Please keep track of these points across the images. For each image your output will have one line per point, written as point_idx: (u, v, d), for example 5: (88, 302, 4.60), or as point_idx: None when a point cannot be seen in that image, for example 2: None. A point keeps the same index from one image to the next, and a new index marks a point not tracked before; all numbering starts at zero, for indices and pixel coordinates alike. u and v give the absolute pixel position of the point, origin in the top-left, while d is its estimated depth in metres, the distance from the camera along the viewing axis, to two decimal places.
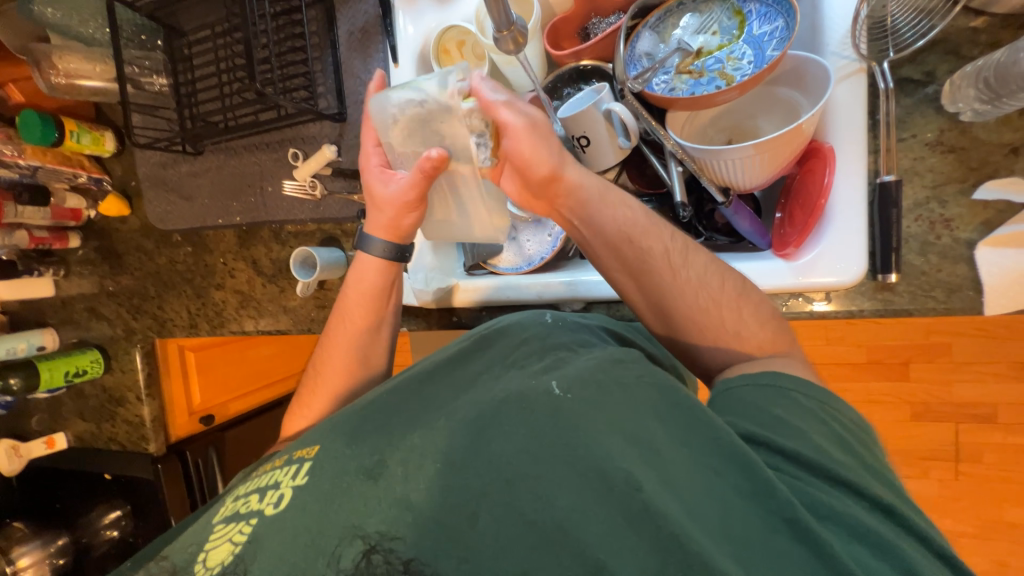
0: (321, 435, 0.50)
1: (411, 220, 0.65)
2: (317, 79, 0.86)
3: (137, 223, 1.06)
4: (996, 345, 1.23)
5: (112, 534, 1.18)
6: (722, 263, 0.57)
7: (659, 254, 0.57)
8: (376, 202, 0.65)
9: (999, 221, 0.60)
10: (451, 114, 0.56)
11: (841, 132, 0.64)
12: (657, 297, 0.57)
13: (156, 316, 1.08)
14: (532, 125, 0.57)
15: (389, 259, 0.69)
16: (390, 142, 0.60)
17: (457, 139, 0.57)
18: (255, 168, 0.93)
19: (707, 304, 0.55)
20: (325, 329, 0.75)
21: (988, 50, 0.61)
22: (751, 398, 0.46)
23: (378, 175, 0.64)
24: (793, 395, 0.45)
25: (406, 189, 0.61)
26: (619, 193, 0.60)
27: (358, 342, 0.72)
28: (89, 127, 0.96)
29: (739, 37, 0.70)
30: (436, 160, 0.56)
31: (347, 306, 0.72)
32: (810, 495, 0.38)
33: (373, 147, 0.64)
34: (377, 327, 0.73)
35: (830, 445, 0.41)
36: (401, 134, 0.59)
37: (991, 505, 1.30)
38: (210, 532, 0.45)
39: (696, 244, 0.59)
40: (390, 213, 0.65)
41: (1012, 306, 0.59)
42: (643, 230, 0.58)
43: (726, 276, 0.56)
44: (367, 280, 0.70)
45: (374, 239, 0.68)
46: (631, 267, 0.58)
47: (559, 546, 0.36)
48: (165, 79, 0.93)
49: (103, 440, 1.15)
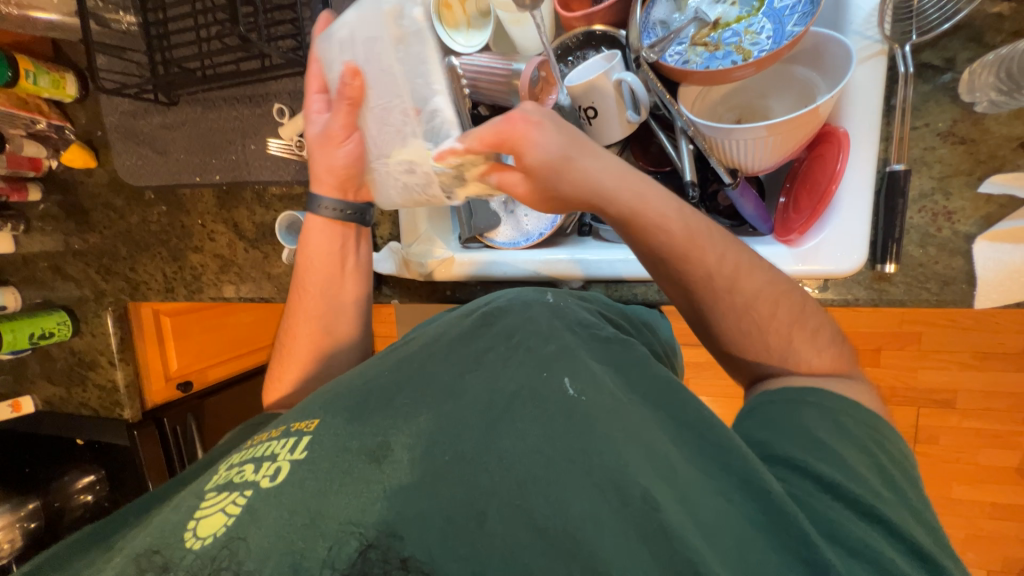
0: (320, 408, 0.47)
1: (340, 159, 0.62)
2: (306, 27, 0.79)
3: (105, 177, 0.98)
4: (963, 335, 1.28)
5: (86, 499, 1.16)
6: (778, 285, 0.52)
7: (700, 277, 0.52)
8: (315, 146, 0.62)
9: (1000, 216, 0.61)
10: (374, 32, 0.49)
11: (857, 116, 0.62)
12: (697, 306, 0.54)
13: (128, 278, 1.02)
14: (553, 161, 0.51)
15: (334, 218, 0.68)
16: (331, 74, 0.55)
17: (375, 66, 0.51)
18: (236, 123, 0.86)
19: (750, 328, 0.52)
20: (289, 302, 0.72)
21: (1011, 38, 0.59)
22: (784, 410, 0.47)
23: (316, 120, 0.62)
24: (834, 416, 0.46)
25: (334, 122, 0.58)
26: (664, 201, 0.52)
27: (324, 315, 0.70)
28: (48, 67, 0.87)
29: (759, 10, 0.67)
30: (347, 75, 0.52)
31: (305, 273, 0.71)
32: (839, 527, 0.39)
33: (313, 94, 0.62)
34: (341, 296, 0.71)
35: (869, 475, 0.42)
36: (337, 54, 0.53)
37: (941, 483, 1.39)
38: (202, 500, 0.42)
39: (756, 266, 0.52)
40: (322, 156, 0.63)
41: (1000, 301, 0.61)
42: (681, 254, 0.52)
43: (781, 300, 0.51)
44: (318, 243, 0.69)
45: (322, 198, 0.67)
46: (672, 277, 0.54)
47: (571, 554, 0.35)
48: (133, 17, 0.85)
49: (73, 405, 1.10)
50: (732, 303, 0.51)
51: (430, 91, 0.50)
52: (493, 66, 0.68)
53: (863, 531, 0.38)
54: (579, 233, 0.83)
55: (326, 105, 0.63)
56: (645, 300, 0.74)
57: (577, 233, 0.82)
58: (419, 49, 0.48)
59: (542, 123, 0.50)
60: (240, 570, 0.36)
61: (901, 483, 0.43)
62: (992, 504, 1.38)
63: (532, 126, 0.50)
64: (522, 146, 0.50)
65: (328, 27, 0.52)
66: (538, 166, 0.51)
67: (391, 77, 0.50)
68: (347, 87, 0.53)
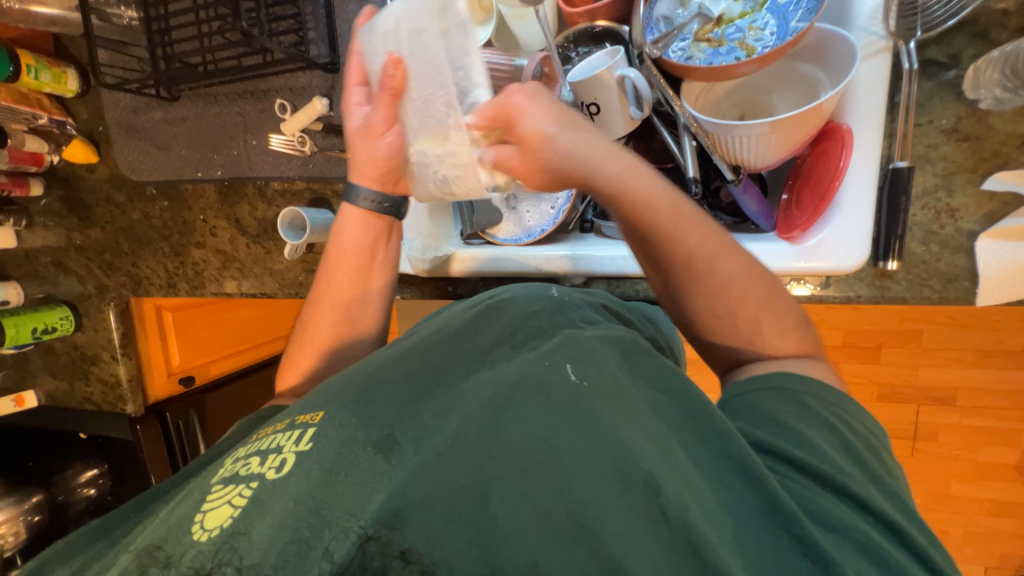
0: (325, 401, 0.47)
1: (382, 151, 0.62)
2: (308, 22, 0.80)
3: (106, 173, 0.98)
4: (964, 333, 1.28)
5: (90, 492, 1.17)
6: (753, 271, 0.52)
7: (681, 259, 0.52)
8: (355, 139, 0.63)
9: (1003, 213, 0.61)
10: (421, 22, 0.48)
11: (860, 113, 0.62)
12: (676, 291, 0.54)
13: (130, 273, 1.02)
14: (541, 132, 0.52)
15: (371, 210, 0.68)
16: (372, 66, 0.56)
17: (417, 56, 0.50)
18: (238, 119, 0.86)
19: (723, 313, 0.52)
20: (313, 290, 0.72)
21: (1016, 35, 0.59)
22: (769, 397, 0.46)
23: (357, 112, 0.64)
24: (817, 404, 0.46)
25: (376, 115, 0.58)
26: (645, 180, 0.52)
27: (348, 306, 0.70)
28: (49, 62, 0.87)
29: (763, 5, 0.66)
30: (391, 65, 0.51)
31: (333, 262, 0.71)
32: (817, 505, 0.39)
33: (354, 86, 0.64)
34: (367, 288, 0.71)
35: (848, 461, 0.42)
36: (382, 40, 0.53)
37: (939, 481, 1.40)
38: (208, 493, 0.43)
39: (729, 245, 0.52)
40: (364, 148, 0.63)
41: (1002, 298, 0.61)
42: (667, 233, 0.52)
43: (753, 285, 0.51)
44: (353, 235, 0.69)
45: (360, 190, 0.67)
46: (653, 258, 0.54)
47: (574, 540, 0.35)
48: (135, 12, 0.85)
49: (76, 400, 1.11)
50: (735, 296, 0.52)
51: (471, 83, 0.49)
52: (496, 61, 0.69)
53: (842, 510, 0.39)
54: (581, 229, 0.83)
55: (366, 97, 0.64)
56: (647, 297, 0.74)
57: (580, 230, 0.82)
58: (461, 41, 0.47)
59: (530, 97, 0.52)
60: (242, 564, 0.36)
61: (876, 468, 0.43)
62: (991, 502, 1.38)
63: (526, 98, 0.51)
64: (515, 117, 0.51)
65: (373, 21, 0.54)
66: (529, 138, 0.52)
67: (434, 66, 0.48)
68: (389, 77, 0.52)
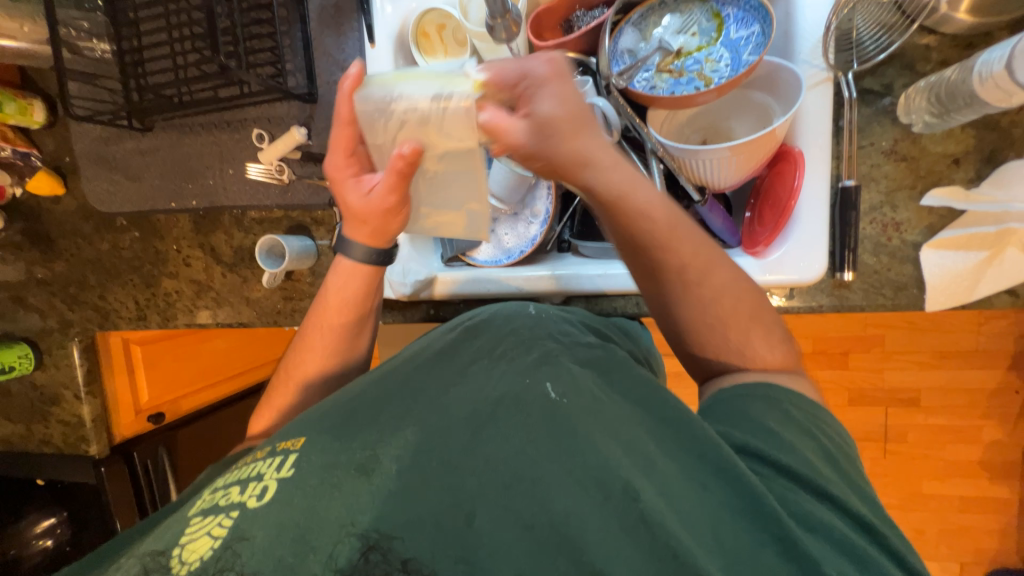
0: (306, 427, 0.47)
1: (398, 225, 0.60)
2: (286, 55, 0.82)
3: (73, 205, 0.95)
4: (922, 336, 1.36)
5: (47, 543, 1.09)
6: (744, 284, 0.55)
7: (675, 269, 0.55)
8: (366, 216, 0.59)
9: (941, 226, 0.66)
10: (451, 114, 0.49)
11: (809, 136, 0.67)
12: (668, 305, 0.57)
13: (97, 306, 0.98)
14: (553, 117, 0.49)
15: (371, 263, 0.66)
16: (378, 141, 0.53)
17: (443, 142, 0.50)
18: (214, 149, 0.87)
19: (716, 322, 0.55)
20: (299, 328, 0.71)
21: (938, 67, 0.66)
22: (738, 405, 0.50)
23: (356, 185, 0.57)
24: (783, 407, 0.48)
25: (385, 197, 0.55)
26: (649, 190, 0.54)
27: (337, 350, 0.68)
28: (14, 94, 0.86)
29: (717, 40, 0.72)
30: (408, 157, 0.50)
31: (327, 308, 0.68)
32: (785, 503, 0.41)
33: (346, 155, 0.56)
34: (358, 330, 0.69)
35: (822, 462, 0.45)
36: (390, 132, 0.51)
37: (912, 480, 1.45)
38: (186, 525, 0.41)
39: (723, 262, 0.56)
40: (380, 224, 0.60)
41: (948, 303, 0.66)
42: (661, 243, 0.54)
43: (744, 298, 0.55)
44: (354, 286, 0.66)
45: (353, 242, 0.64)
46: (645, 267, 0.56)
47: (558, 551, 0.36)
48: (107, 45, 0.86)
49: (34, 443, 1.04)
50: (714, 305, 0.55)
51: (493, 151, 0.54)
52: None
53: (812, 507, 0.41)
54: (559, 249, 0.85)
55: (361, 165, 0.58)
56: (625, 313, 0.76)
57: (558, 250, 0.85)
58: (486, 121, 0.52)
59: (554, 79, 0.49)
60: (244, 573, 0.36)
61: (847, 467, 0.46)
62: (961, 498, 1.44)
63: (549, 77, 0.49)
64: (528, 96, 0.49)
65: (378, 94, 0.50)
66: (540, 119, 0.49)
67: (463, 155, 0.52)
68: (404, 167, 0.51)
